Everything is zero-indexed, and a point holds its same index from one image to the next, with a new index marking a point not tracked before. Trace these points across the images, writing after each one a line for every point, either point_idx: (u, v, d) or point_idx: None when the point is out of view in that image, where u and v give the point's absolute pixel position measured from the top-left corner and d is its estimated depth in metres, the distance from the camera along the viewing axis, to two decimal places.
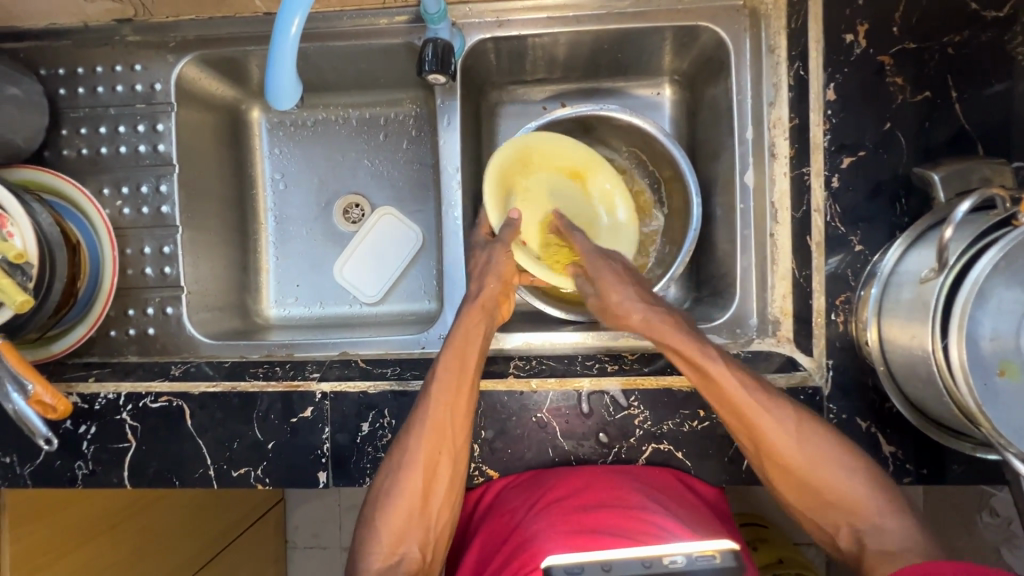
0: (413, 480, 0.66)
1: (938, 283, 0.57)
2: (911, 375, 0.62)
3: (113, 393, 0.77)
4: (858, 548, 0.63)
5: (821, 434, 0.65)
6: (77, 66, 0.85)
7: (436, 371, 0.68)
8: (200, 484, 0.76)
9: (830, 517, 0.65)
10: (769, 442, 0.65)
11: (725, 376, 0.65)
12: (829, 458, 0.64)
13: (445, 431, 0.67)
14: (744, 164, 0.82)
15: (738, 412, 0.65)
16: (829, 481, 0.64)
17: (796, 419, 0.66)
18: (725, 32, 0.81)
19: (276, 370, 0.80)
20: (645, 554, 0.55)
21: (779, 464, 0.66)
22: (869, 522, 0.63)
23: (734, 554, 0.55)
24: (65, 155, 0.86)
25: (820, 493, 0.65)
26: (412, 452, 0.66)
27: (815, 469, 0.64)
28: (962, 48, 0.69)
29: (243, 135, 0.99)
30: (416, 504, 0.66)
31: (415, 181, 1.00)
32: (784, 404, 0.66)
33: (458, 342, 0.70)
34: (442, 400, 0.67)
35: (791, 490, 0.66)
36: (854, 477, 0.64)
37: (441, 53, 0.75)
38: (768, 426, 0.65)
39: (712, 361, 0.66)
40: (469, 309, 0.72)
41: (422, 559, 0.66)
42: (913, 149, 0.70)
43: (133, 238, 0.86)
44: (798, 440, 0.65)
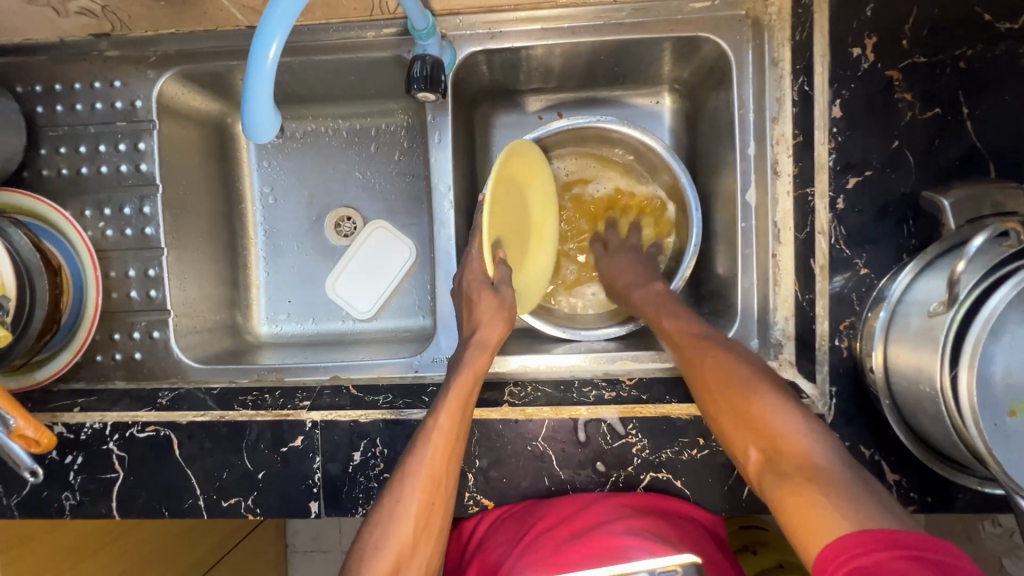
0: (402, 531, 0.62)
1: (948, 318, 0.54)
2: (918, 408, 0.60)
3: (99, 423, 0.76)
4: (762, 476, 0.55)
5: (749, 363, 0.62)
6: (54, 83, 0.82)
7: (437, 412, 0.66)
8: (190, 514, 0.74)
9: (741, 437, 0.58)
10: (711, 367, 0.64)
11: (681, 328, 0.72)
12: (776, 413, 0.56)
13: (440, 480, 0.64)
14: (745, 182, 0.80)
15: (677, 345, 0.71)
16: (739, 392, 0.60)
17: (724, 349, 0.66)
18: (726, 44, 0.78)
19: (266, 398, 0.77)
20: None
21: (705, 384, 0.64)
22: (775, 440, 0.55)
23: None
24: (45, 176, 0.83)
25: (734, 409, 0.59)
26: (405, 502, 0.62)
27: (732, 387, 0.61)
28: (973, 63, 0.65)
29: (230, 148, 0.96)
30: (402, 561, 0.61)
31: (407, 194, 0.98)
32: (734, 349, 0.66)
33: (462, 384, 0.68)
34: (440, 444, 0.64)
35: (715, 407, 0.62)
36: (771, 395, 0.58)
37: (431, 70, 0.72)
38: (714, 369, 0.63)
39: (687, 325, 0.72)
40: (473, 350, 0.71)
41: None
42: (923, 169, 0.67)
43: (117, 261, 0.84)
44: (727, 365, 0.63)
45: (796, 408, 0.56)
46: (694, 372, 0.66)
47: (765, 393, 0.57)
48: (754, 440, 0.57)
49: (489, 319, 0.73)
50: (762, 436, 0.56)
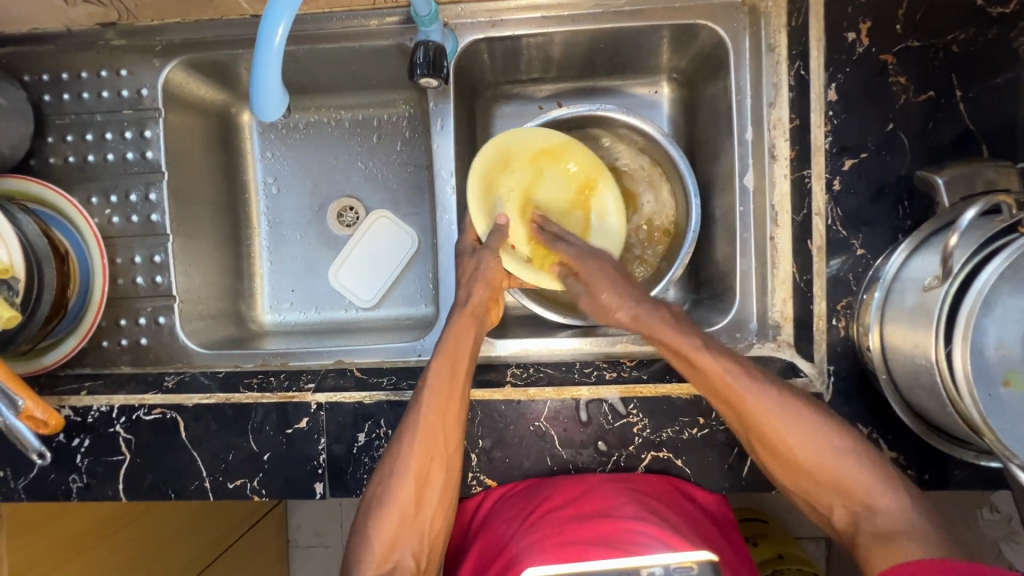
0: (404, 486, 0.65)
1: (941, 292, 0.56)
2: (914, 383, 0.61)
3: (106, 406, 0.77)
4: (852, 531, 0.62)
5: (812, 417, 0.64)
6: (62, 72, 0.83)
7: (426, 376, 0.68)
8: (196, 496, 0.75)
9: (823, 497, 0.64)
10: (777, 435, 0.64)
11: (717, 369, 0.65)
12: (858, 478, 0.62)
13: (437, 439, 0.66)
14: (744, 166, 0.81)
15: (721, 395, 0.66)
16: (810, 455, 0.63)
17: (785, 407, 0.64)
18: (723, 31, 0.79)
19: (271, 381, 0.78)
20: (625, 566, 0.56)
21: (770, 445, 0.65)
22: (851, 494, 0.62)
23: (712, 566, 0.56)
24: (52, 164, 0.84)
25: (811, 473, 0.63)
26: (404, 458, 0.66)
27: (814, 455, 0.63)
28: (966, 47, 0.67)
29: (234, 138, 0.97)
30: (408, 511, 0.65)
31: (409, 184, 0.99)
32: (795, 399, 0.65)
33: (448, 349, 0.70)
34: (432, 405, 0.67)
35: (775, 461, 0.65)
36: (848, 458, 0.63)
37: (433, 56, 0.74)
38: (782, 437, 0.63)
39: (737, 376, 0.65)
40: (458, 317, 0.73)
41: (416, 567, 0.65)
42: (916, 151, 0.68)
43: (123, 248, 0.85)
44: (802, 430, 0.63)
45: (868, 464, 0.62)
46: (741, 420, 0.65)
47: (847, 461, 0.62)
48: (840, 500, 0.63)
49: (470, 281, 0.75)
50: (847, 495, 0.62)
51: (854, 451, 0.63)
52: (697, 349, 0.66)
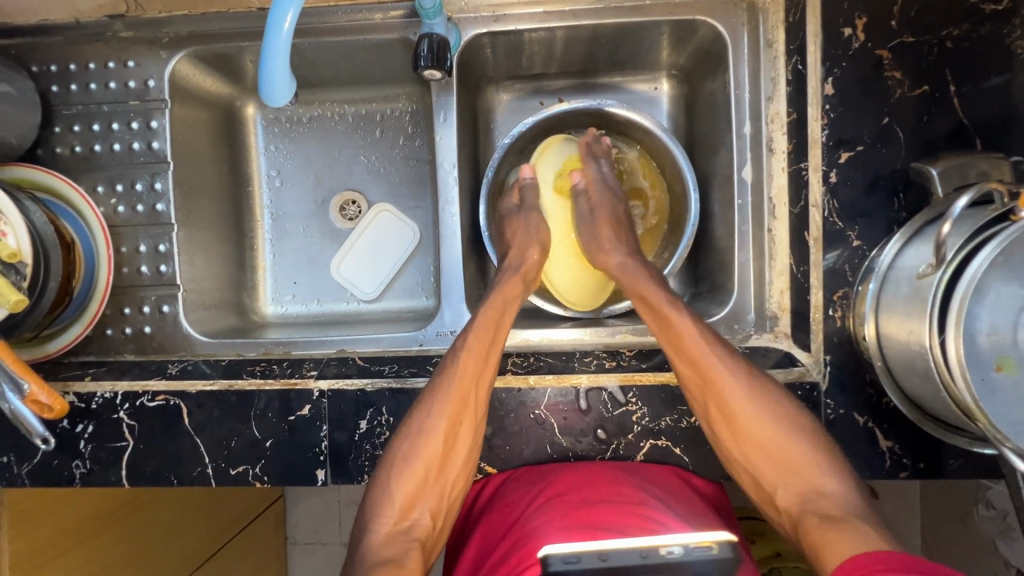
0: (432, 442, 0.66)
1: (935, 278, 0.56)
2: (909, 370, 0.62)
3: (109, 392, 0.77)
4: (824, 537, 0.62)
5: (771, 397, 0.67)
6: (69, 63, 0.85)
7: (467, 334, 0.70)
8: (199, 482, 0.76)
9: (762, 467, 0.66)
10: (719, 386, 0.66)
11: (690, 329, 0.69)
12: (788, 438, 0.65)
13: (468, 396, 0.67)
14: (742, 159, 0.82)
15: (693, 360, 0.68)
16: (746, 412, 0.66)
17: (736, 367, 0.67)
18: (722, 26, 0.80)
19: (274, 368, 0.80)
20: (642, 544, 0.49)
21: (720, 402, 0.67)
22: (797, 470, 0.64)
23: (733, 546, 0.49)
24: (58, 153, 0.85)
25: (761, 446, 0.66)
26: (435, 415, 0.66)
27: (739, 409, 0.66)
28: (961, 42, 0.68)
29: (238, 131, 0.98)
30: (434, 467, 0.66)
31: (412, 177, 1.00)
32: (730, 352, 0.69)
33: (492, 310, 0.73)
34: (469, 361, 0.68)
35: (721, 424, 0.68)
36: (790, 429, 0.65)
37: (437, 48, 0.75)
38: (726, 388, 0.66)
39: (677, 315, 0.70)
40: (507, 279, 0.77)
41: (433, 525, 0.66)
42: (911, 145, 0.69)
43: (128, 237, 0.86)
44: (738, 383, 0.67)
45: (815, 442, 0.65)
46: (688, 373, 0.69)
47: (785, 421, 0.65)
48: (768, 460, 0.65)
49: (522, 241, 0.82)
50: (783, 463, 0.65)
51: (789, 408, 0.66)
52: (687, 322, 0.69)
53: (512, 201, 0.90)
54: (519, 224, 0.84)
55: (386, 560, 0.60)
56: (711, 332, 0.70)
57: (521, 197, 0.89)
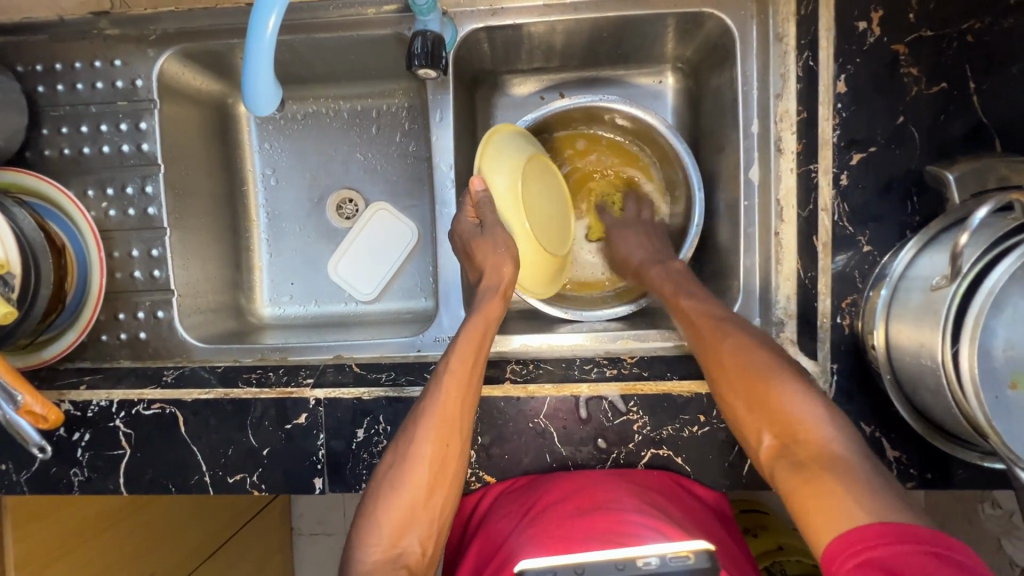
0: (417, 471, 0.65)
1: (950, 291, 0.54)
2: (919, 383, 0.60)
3: (105, 400, 0.77)
4: (779, 459, 0.57)
5: (779, 362, 0.63)
6: (55, 62, 0.82)
7: (448, 358, 0.68)
8: (196, 490, 0.75)
9: (757, 424, 0.60)
10: (785, 414, 0.58)
11: (695, 308, 0.73)
12: (788, 392, 0.59)
13: (452, 423, 0.66)
14: (749, 159, 0.80)
15: (700, 334, 0.70)
16: (764, 378, 0.61)
17: (748, 337, 0.66)
18: (730, 19, 0.77)
19: (270, 375, 0.78)
20: (618, 556, 0.54)
21: (719, 363, 0.66)
22: (792, 433, 0.57)
23: (710, 555, 0.54)
24: (47, 156, 0.84)
25: (756, 396, 0.61)
26: (419, 443, 0.65)
27: (743, 369, 0.63)
28: (982, 36, 0.64)
29: (230, 129, 0.96)
30: (420, 496, 0.64)
31: (409, 175, 0.97)
32: (803, 385, 0.60)
33: (473, 332, 0.69)
34: (452, 390, 0.66)
35: (728, 388, 0.64)
36: (787, 379, 0.60)
37: (431, 46, 0.72)
38: (725, 347, 0.66)
39: (686, 299, 0.75)
40: (487, 299, 0.71)
41: (424, 552, 0.64)
42: (926, 145, 0.66)
43: (120, 241, 0.84)
44: (736, 340, 0.66)
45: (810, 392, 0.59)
46: (697, 344, 0.70)
47: (783, 375, 0.61)
48: (768, 424, 0.59)
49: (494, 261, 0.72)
50: (778, 423, 0.58)
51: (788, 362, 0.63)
52: (690, 297, 0.74)
53: (470, 219, 0.76)
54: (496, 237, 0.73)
55: None
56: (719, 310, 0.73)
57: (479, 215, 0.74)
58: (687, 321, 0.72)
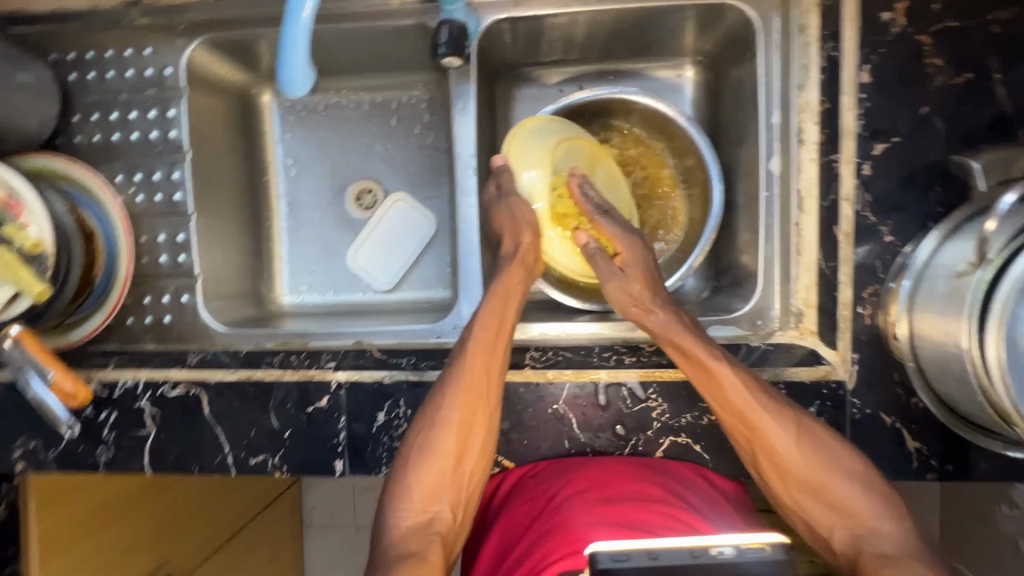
0: (447, 436, 0.66)
1: (976, 278, 0.53)
2: (944, 373, 0.60)
3: (131, 381, 0.78)
4: (852, 554, 0.58)
5: (830, 454, 0.63)
6: (87, 51, 0.84)
7: (474, 325, 0.70)
8: (219, 471, 0.77)
9: (824, 519, 0.62)
10: (762, 432, 0.64)
11: (729, 379, 0.65)
12: (853, 498, 0.61)
13: (480, 390, 0.67)
14: (770, 150, 0.77)
15: (739, 417, 0.65)
16: (812, 476, 0.62)
17: (795, 425, 0.64)
18: (754, 12, 0.76)
19: (291, 359, 0.79)
20: (692, 544, 0.48)
21: (772, 465, 0.64)
22: (867, 529, 0.59)
23: (785, 548, 0.48)
24: (78, 142, 0.85)
25: (825, 502, 0.62)
26: (448, 409, 0.66)
27: (798, 463, 0.63)
28: (1007, 27, 0.65)
29: (253, 120, 0.97)
30: (450, 462, 0.66)
31: (428, 166, 0.98)
32: (775, 398, 0.66)
33: (497, 300, 0.71)
34: (479, 355, 0.68)
35: (779, 490, 0.64)
36: (846, 476, 0.62)
37: (457, 35, 0.73)
38: (781, 448, 0.63)
39: (721, 366, 0.65)
40: (509, 267, 0.74)
41: (453, 519, 0.65)
42: (950, 135, 0.66)
43: (147, 226, 0.86)
44: (785, 436, 0.64)
45: (866, 487, 0.61)
46: (735, 432, 0.66)
47: (839, 472, 0.62)
48: (838, 520, 0.61)
49: (512, 231, 0.76)
50: (847, 515, 0.61)
51: (837, 448, 0.64)
52: (714, 356, 0.66)
53: (492, 191, 0.80)
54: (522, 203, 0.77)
55: (408, 554, 0.60)
56: (747, 372, 0.67)
57: (499, 184, 0.79)
58: (727, 407, 0.65)
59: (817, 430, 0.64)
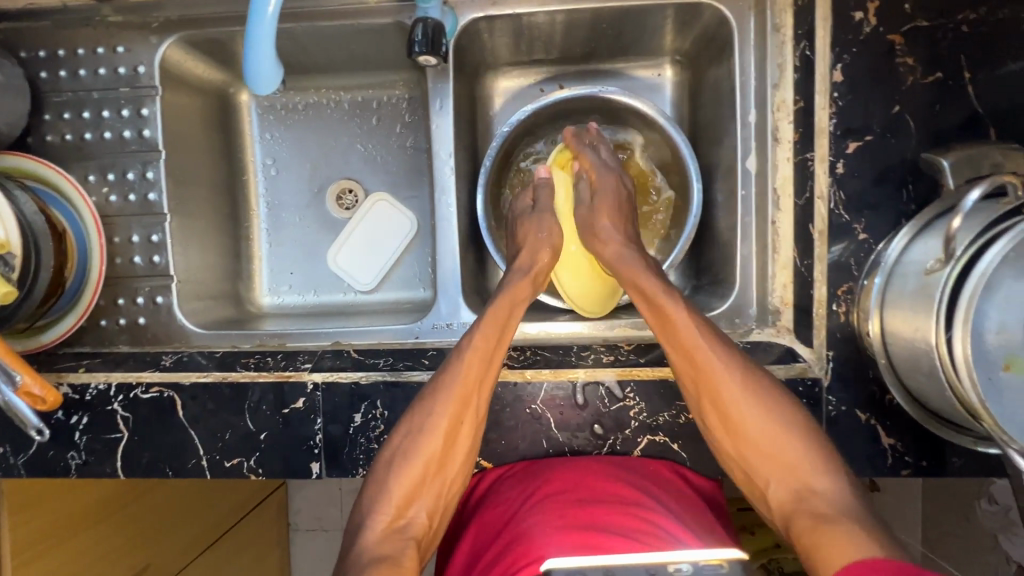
0: (433, 442, 0.65)
1: (944, 274, 0.55)
2: (914, 369, 0.60)
3: (103, 384, 0.77)
4: (788, 510, 0.60)
5: (779, 411, 0.64)
6: (59, 48, 0.83)
7: (473, 334, 0.69)
8: (194, 474, 0.76)
9: (763, 473, 0.63)
10: (711, 380, 0.64)
11: (686, 322, 0.66)
12: (797, 452, 0.62)
13: (471, 400, 0.66)
14: (746, 149, 0.80)
15: (682, 348, 0.66)
16: (758, 432, 0.63)
17: (744, 373, 0.65)
18: (728, 10, 0.77)
19: (268, 361, 0.79)
20: (650, 561, 0.50)
21: (716, 405, 0.65)
22: (808, 488, 0.60)
23: (743, 565, 0.50)
24: (49, 141, 0.84)
25: (763, 448, 0.63)
26: (438, 417, 0.65)
27: (744, 415, 0.64)
28: (977, 27, 0.65)
29: (232, 119, 0.96)
30: (433, 468, 0.65)
31: (409, 166, 0.98)
32: (728, 347, 0.66)
33: (499, 311, 0.71)
34: (475, 365, 0.67)
35: (721, 432, 0.66)
36: (791, 432, 0.63)
37: (432, 33, 0.72)
38: (730, 399, 0.64)
39: (673, 304, 0.68)
40: (514, 280, 0.75)
41: (429, 525, 0.65)
42: (922, 134, 0.67)
43: (121, 227, 0.85)
44: (737, 379, 0.64)
45: (815, 449, 0.62)
46: (683, 372, 0.67)
47: (789, 428, 0.63)
48: (776, 475, 0.62)
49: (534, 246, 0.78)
50: (785, 470, 0.62)
51: (789, 408, 0.64)
52: (675, 306, 0.67)
53: (526, 201, 0.85)
54: (533, 226, 0.80)
55: (380, 558, 0.59)
56: (709, 324, 0.68)
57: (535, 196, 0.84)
58: (682, 350, 0.66)
59: (779, 391, 0.65)
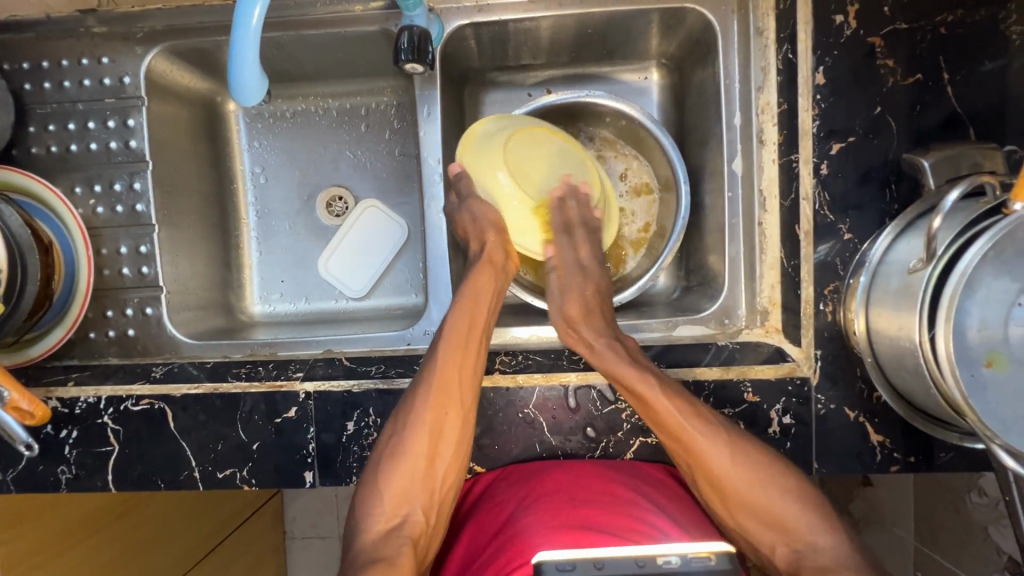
0: (418, 438, 0.66)
1: (926, 273, 0.55)
2: (898, 366, 0.61)
3: (93, 397, 0.76)
4: (793, 569, 0.63)
5: (775, 469, 0.65)
6: (42, 60, 0.82)
7: (444, 326, 0.70)
8: (186, 486, 0.75)
9: (765, 535, 0.65)
10: (700, 458, 0.65)
11: (668, 407, 0.65)
12: (795, 510, 0.64)
13: (450, 392, 0.67)
14: (732, 151, 0.81)
15: (671, 432, 0.66)
16: (755, 492, 0.64)
17: (731, 445, 0.65)
18: (711, 14, 0.78)
19: (259, 370, 0.78)
20: (637, 554, 0.52)
21: (712, 485, 0.66)
22: (807, 542, 0.63)
23: (730, 557, 0.53)
24: (34, 153, 0.84)
25: (762, 516, 0.65)
26: (419, 413, 0.66)
27: (742, 482, 0.65)
28: (955, 28, 0.66)
29: (219, 128, 0.96)
30: (422, 463, 0.66)
31: (398, 172, 0.98)
32: (710, 419, 0.66)
33: (467, 302, 0.71)
34: (451, 355, 0.68)
35: (719, 504, 0.67)
36: (786, 496, 0.64)
37: (418, 40, 0.73)
38: (721, 467, 0.64)
39: (648, 389, 0.65)
40: (477, 265, 0.75)
41: (426, 521, 0.66)
42: (903, 134, 0.68)
43: (108, 238, 0.84)
44: (729, 461, 0.64)
45: (810, 504, 0.64)
46: (681, 454, 0.67)
47: (784, 483, 0.64)
48: (777, 538, 0.64)
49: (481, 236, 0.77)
50: (786, 532, 0.64)
51: (779, 466, 0.65)
52: (647, 381, 0.66)
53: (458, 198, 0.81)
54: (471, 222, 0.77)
55: (380, 559, 0.60)
56: (678, 387, 0.67)
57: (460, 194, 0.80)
58: (659, 423, 0.66)
59: (764, 451, 0.66)
